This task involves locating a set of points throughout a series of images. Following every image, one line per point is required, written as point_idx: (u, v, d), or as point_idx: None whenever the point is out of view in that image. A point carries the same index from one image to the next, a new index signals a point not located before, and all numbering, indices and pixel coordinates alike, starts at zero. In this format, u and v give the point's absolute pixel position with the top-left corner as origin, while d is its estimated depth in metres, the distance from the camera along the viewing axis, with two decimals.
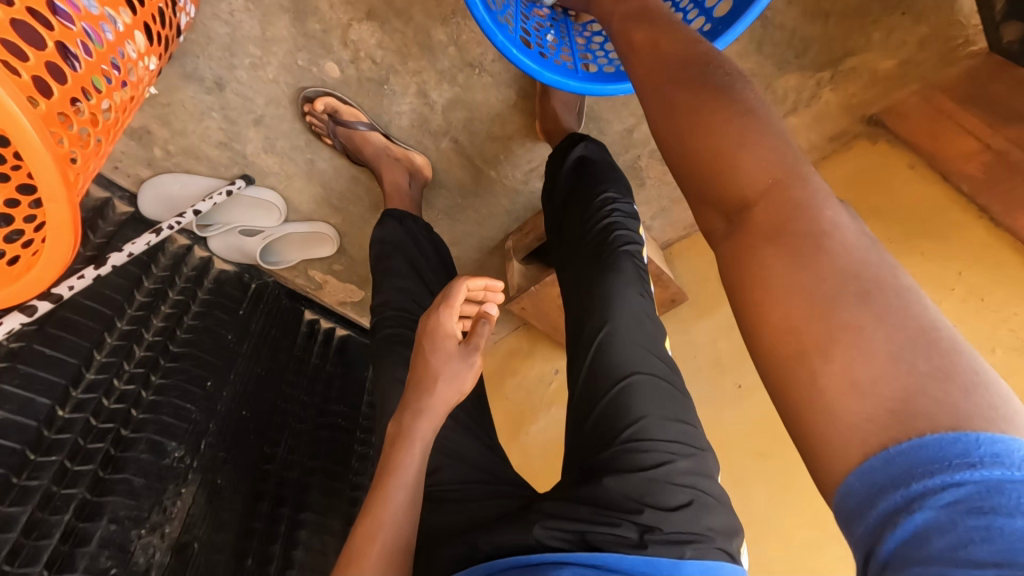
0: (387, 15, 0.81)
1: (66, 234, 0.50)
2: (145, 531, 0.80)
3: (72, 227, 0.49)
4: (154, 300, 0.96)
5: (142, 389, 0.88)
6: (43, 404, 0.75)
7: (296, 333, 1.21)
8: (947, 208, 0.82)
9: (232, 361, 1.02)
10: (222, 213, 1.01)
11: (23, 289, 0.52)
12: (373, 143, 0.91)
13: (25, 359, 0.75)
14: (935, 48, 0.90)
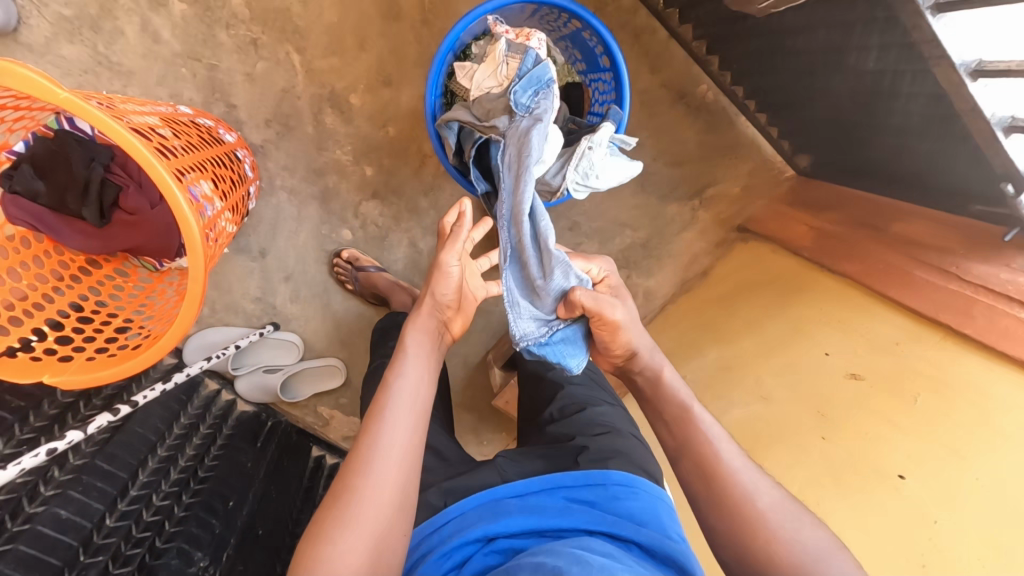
0: (386, 194, 1.18)
1: (193, 309, 0.71)
2: None
3: (201, 301, 0.70)
4: (186, 433, 1.12)
5: (175, 505, 0.98)
6: (98, 508, 0.87)
7: (303, 463, 1.29)
8: (803, 269, 1.13)
9: (252, 483, 1.13)
10: (252, 355, 1.23)
11: (131, 366, 0.71)
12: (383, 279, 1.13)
13: (88, 470, 0.89)
14: (759, 177, 1.33)
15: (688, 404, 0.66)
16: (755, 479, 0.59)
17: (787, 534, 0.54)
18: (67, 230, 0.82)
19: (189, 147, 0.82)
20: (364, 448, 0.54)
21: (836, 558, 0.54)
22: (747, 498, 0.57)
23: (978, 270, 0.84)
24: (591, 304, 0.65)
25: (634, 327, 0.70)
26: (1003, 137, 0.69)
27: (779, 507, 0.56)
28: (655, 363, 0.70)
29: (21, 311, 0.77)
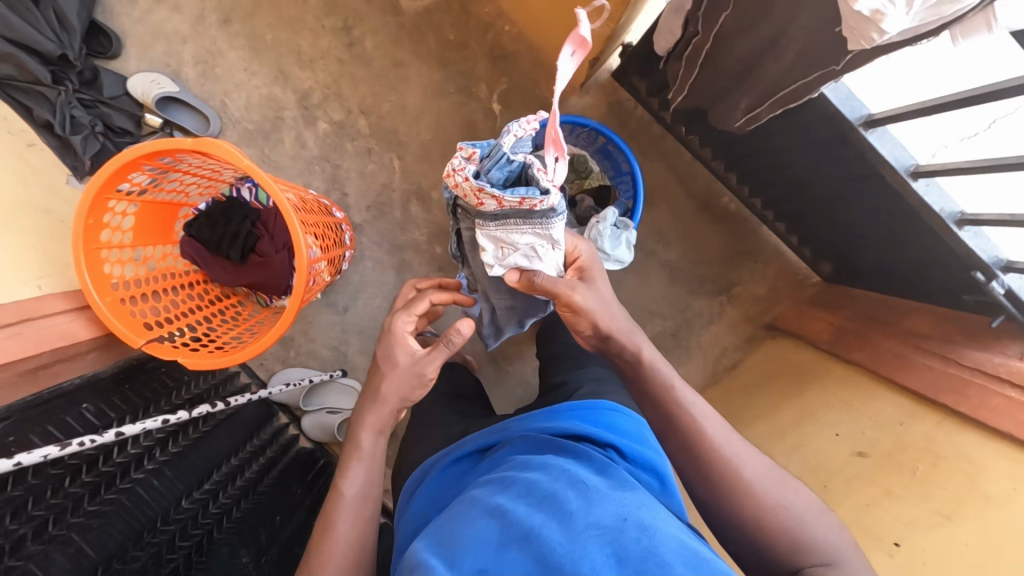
0: (449, 269, 1.45)
1: (285, 324, 0.95)
2: None
3: (292, 317, 0.94)
4: (255, 453, 1.30)
5: (234, 507, 1.14)
6: (178, 490, 1.04)
7: None
8: (822, 360, 1.19)
9: (296, 509, 1.27)
10: (320, 396, 1.43)
11: (233, 357, 0.93)
12: (435, 340, 1.34)
13: (179, 458, 1.09)
14: (784, 280, 1.45)
15: (672, 385, 0.67)
16: (744, 451, 0.62)
17: (773, 504, 0.58)
18: (214, 266, 1.12)
19: (309, 212, 1.12)
20: (333, 504, 0.69)
21: (822, 523, 0.58)
22: (733, 466, 0.60)
23: (975, 355, 0.90)
24: (552, 288, 0.69)
25: (602, 300, 0.71)
26: (958, 229, 0.81)
27: (766, 480, 0.60)
28: (632, 340, 0.70)
29: (172, 315, 1.05)
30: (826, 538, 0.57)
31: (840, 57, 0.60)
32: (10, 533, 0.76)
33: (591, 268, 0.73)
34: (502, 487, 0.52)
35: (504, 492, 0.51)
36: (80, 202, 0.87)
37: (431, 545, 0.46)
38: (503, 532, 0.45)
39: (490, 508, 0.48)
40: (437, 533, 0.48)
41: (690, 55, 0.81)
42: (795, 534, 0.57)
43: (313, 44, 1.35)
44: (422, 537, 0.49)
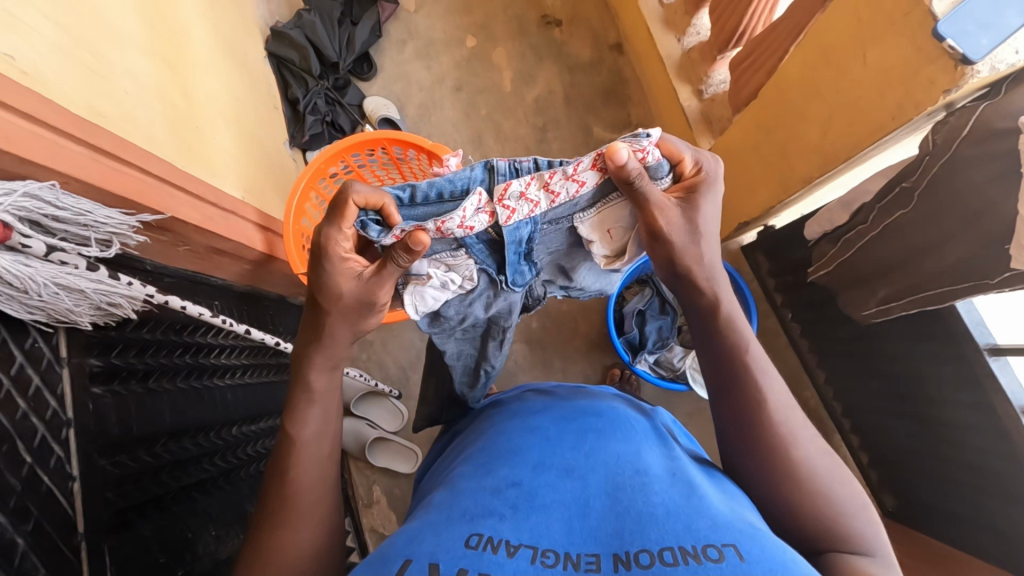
0: (535, 345, 1.52)
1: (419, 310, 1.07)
2: (209, 537, 0.89)
3: None
4: None
5: (260, 460, 1.12)
6: (234, 415, 1.05)
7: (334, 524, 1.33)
8: None
9: None
10: (368, 405, 1.45)
11: None
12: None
13: (246, 388, 1.12)
14: None
15: (743, 340, 0.61)
16: (801, 426, 0.57)
17: (824, 484, 0.54)
18: None
19: None
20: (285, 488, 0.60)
21: (864, 514, 0.54)
22: (789, 442, 0.56)
23: None
24: (657, 205, 0.56)
25: (708, 223, 0.60)
26: None
27: (818, 458, 0.55)
28: (709, 266, 0.62)
29: None
30: (863, 529, 0.53)
31: (994, 272, 0.72)
32: (129, 363, 0.81)
33: (705, 181, 0.58)
34: (561, 425, 0.57)
35: (536, 422, 0.59)
36: (322, 152, 1.11)
37: (489, 461, 0.51)
38: (552, 468, 0.49)
39: (542, 445, 0.53)
40: (495, 452, 0.53)
41: (847, 240, 0.95)
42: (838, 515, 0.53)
43: (512, 129, 1.63)
44: (475, 457, 0.55)
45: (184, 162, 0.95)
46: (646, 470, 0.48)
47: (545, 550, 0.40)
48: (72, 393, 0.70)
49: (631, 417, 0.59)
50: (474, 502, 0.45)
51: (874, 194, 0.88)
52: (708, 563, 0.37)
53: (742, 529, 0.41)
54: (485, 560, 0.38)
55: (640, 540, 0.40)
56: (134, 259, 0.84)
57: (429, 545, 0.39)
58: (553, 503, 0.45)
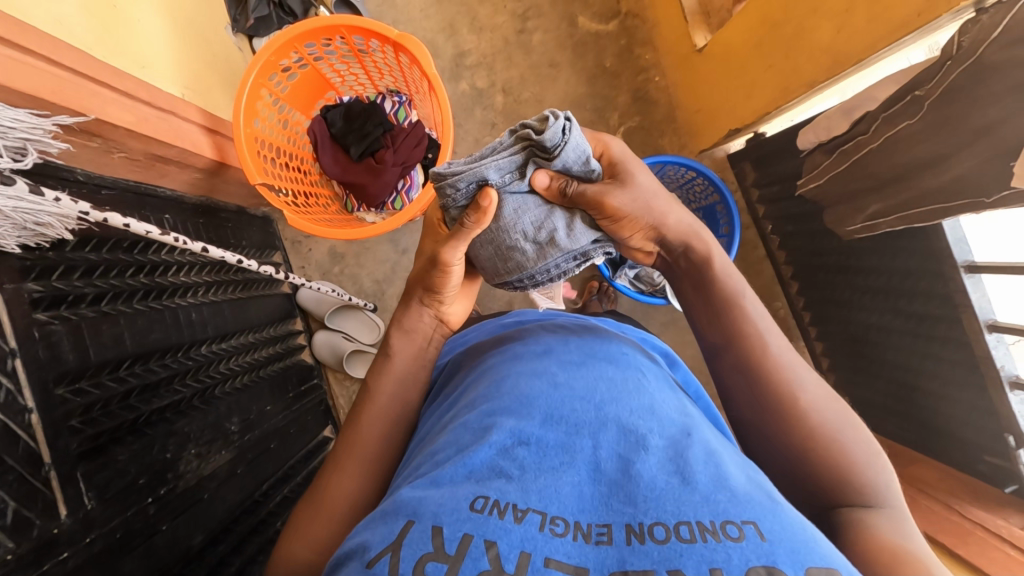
0: None
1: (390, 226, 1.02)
2: (192, 453, 0.88)
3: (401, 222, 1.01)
4: (267, 342, 1.27)
5: (240, 375, 1.10)
6: (203, 334, 1.01)
7: (318, 433, 1.34)
8: None
9: (285, 416, 1.20)
10: (343, 319, 1.42)
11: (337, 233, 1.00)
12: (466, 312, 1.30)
13: (212, 306, 1.06)
14: None
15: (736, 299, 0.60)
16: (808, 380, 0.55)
17: (837, 441, 0.52)
18: (327, 152, 1.18)
19: (421, 140, 1.19)
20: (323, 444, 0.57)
21: (876, 463, 0.52)
22: (795, 389, 0.54)
23: (978, 512, 0.94)
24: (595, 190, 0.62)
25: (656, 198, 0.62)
26: (1010, 390, 0.90)
27: (830, 408, 0.54)
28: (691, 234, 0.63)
29: (286, 174, 1.09)
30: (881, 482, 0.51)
31: (994, 190, 0.70)
32: (75, 287, 0.75)
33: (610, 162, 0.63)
34: (569, 374, 0.57)
35: (551, 369, 0.58)
36: (272, 41, 0.96)
37: (497, 411, 0.52)
38: (562, 426, 0.49)
39: (551, 398, 0.53)
40: (501, 401, 0.54)
41: (844, 150, 0.91)
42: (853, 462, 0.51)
43: (489, 17, 1.45)
44: (482, 406, 0.54)
45: (105, 54, 0.81)
46: (660, 432, 0.48)
47: (554, 516, 0.40)
48: (12, 321, 0.64)
49: (642, 367, 0.60)
50: (479, 463, 0.45)
51: (881, 102, 0.82)
52: (728, 541, 0.37)
53: (762, 503, 0.40)
54: (491, 525, 0.38)
55: (655, 511, 0.40)
56: (63, 169, 0.75)
57: (432, 507, 0.40)
58: (562, 464, 0.45)
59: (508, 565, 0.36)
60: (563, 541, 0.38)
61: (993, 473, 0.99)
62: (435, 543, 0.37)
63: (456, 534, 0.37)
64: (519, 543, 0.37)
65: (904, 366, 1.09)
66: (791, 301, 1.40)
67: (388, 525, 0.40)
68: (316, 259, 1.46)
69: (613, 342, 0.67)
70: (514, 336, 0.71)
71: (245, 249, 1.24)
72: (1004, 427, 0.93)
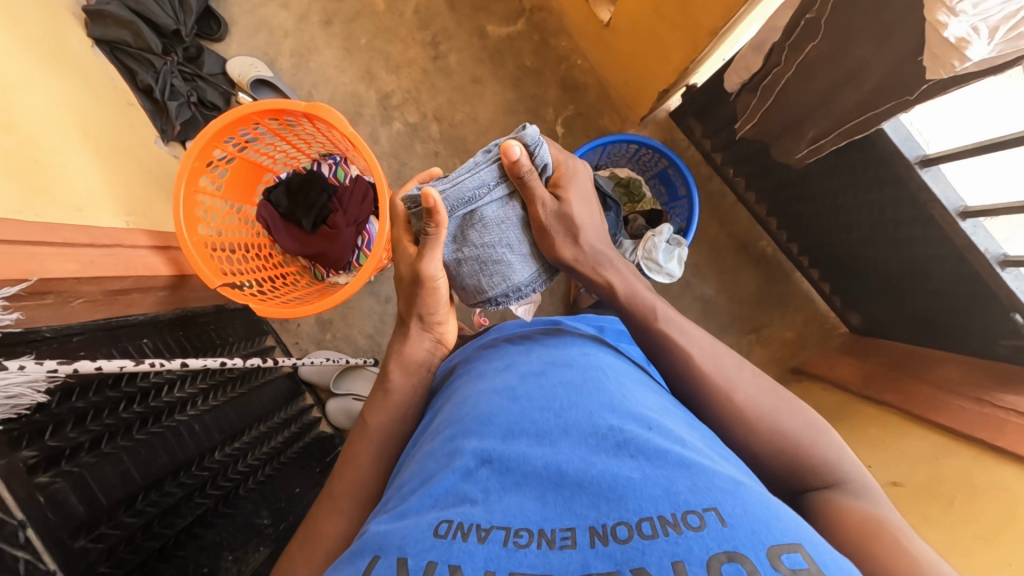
0: None
1: (356, 287, 1.03)
2: (229, 559, 0.91)
3: (365, 280, 1.02)
4: (279, 426, 1.28)
5: (260, 467, 1.12)
6: (214, 440, 1.04)
7: None
8: (852, 402, 1.18)
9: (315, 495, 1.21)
10: (348, 381, 1.44)
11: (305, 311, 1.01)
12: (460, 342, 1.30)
13: (214, 412, 1.08)
14: (813, 327, 1.41)
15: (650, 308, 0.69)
16: (766, 395, 0.60)
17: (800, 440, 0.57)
18: (282, 232, 1.19)
19: (367, 193, 1.20)
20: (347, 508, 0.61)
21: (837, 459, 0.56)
22: (728, 391, 0.60)
23: (1008, 397, 0.92)
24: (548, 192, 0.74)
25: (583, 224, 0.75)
26: (1001, 270, 0.88)
27: (766, 401, 0.59)
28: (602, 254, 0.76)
29: (246, 266, 1.11)
30: (836, 457, 0.56)
31: (913, 87, 0.68)
32: (70, 439, 0.77)
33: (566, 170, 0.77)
34: (529, 381, 0.58)
35: (511, 380, 0.60)
36: (191, 146, 0.97)
37: (458, 432, 0.53)
38: (523, 436, 0.50)
39: (512, 411, 0.53)
40: (463, 422, 0.54)
41: (766, 86, 0.89)
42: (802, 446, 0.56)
43: (401, 53, 1.46)
44: (447, 428, 0.56)
45: (35, 213, 0.83)
46: (620, 425, 0.49)
47: (518, 529, 0.41)
48: (14, 492, 0.66)
49: (601, 363, 0.62)
50: (442, 489, 0.46)
51: (781, 31, 0.80)
52: (689, 532, 0.38)
53: (724, 488, 0.41)
54: (455, 550, 0.39)
55: (618, 511, 0.41)
56: (26, 331, 0.72)
57: (396, 541, 0.41)
58: (527, 478, 0.46)
59: None
60: (527, 552, 0.39)
61: (1016, 352, 0.96)
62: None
63: (420, 563, 0.38)
64: (484, 563, 0.38)
65: (898, 272, 1.07)
66: (773, 236, 1.38)
67: (353, 566, 0.41)
68: (306, 331, 1.49)
69: (573, 343, 0.68)
70: (480, 357, 0.72)
71: (234, 346, 1.25)
72: (1009, 307, 0.91)
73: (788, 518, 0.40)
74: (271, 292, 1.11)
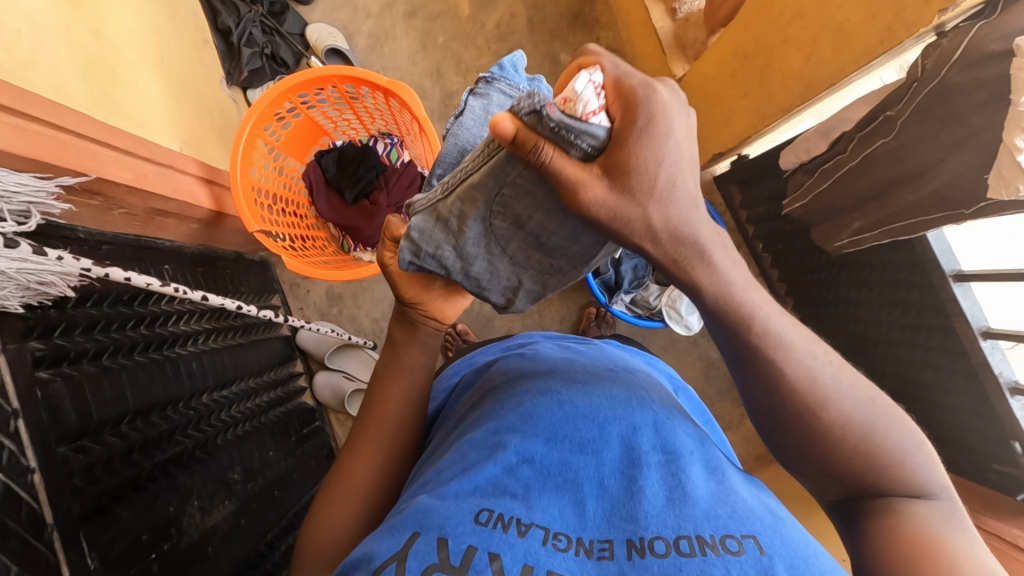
0: None
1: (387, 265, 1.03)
2: (196, 507, 0.87)
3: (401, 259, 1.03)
4: (268, 385, 1.26)
5: (242, 422, 1.09)
6: (207, 382, 1.02)
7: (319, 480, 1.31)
8: None
9: (287, 467, 1.17)
10: (343, 359, 1.43)
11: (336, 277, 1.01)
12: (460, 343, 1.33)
13: (212, 354, 1.06)
14: None
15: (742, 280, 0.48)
16: (863, 398, 0.47)
17: (888, 454, 0.47)
18: (322, 196, 1.20)
19: (414, 180, 1.21)
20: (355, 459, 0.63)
21: (921, 460, 0.48)
22: (819, 407, 0.47)
23: (991, 522, 0.93)
24: (570, 180, 0.42)
25: (675, 174, 0.41)
26: (1010, 396, 0.90)
27: (863, 410, 0.47)
28: (696, 235, 0.44)
29: (282, 220, 1.11)
30: (915, 467, 0.47)
31: (972, 202, 0.72)
32: (76, 343, 0.76)
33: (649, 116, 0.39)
34: (574, 390, 0.59)
35: (557, 389, 0.60)
36: (267, 93, 0.99)
37: (501, 427, 0.54)
38: (567, 443, 0.51)
39: (556, 416, 0.54)
40: (505, 417, 0.56)
41: (825, 170, 0.93)
42: (884, 463, 0.47)
43: (474, 60, 1.51)
44: (488, 422, 0.56)
45: (101, 114, 0.83)
46: (663, 445, 0.50)
47: (557, 532, 0.43)
48: (14, 381, 0.64)
49: (643, 384, 0.62)
50: (484, 481, 0.47)
51: (855, 123, 0.85)
52: (727, 555, 0.39)
53: (763, 520, 0.43)
54: (495, 538, 0.41)
55: (654, 526, 0.42)
56: (65, 227, 0.76)
57: (440, 520, 0.43)
58: (567, 481, 0.47)
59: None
60: (565, 556, 0.41)
61: (1004, 480, 0.98)
62: (441, 555, 0.41)
63: (461, 547, 0.41)
64: (523, 557, 0.40)
65: (903, 376, 1.09)
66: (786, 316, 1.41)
67: (395, 535, 0.44)
68: (314, 300, 1.48)
69: (616, 360, 0.70)
70: (523, 354, 0.73)
71: (246, 296, 1.25)
72: (1009, 435, 0.93)
73: (827, 561, 0.42)
74: (301, 250, 1.11)
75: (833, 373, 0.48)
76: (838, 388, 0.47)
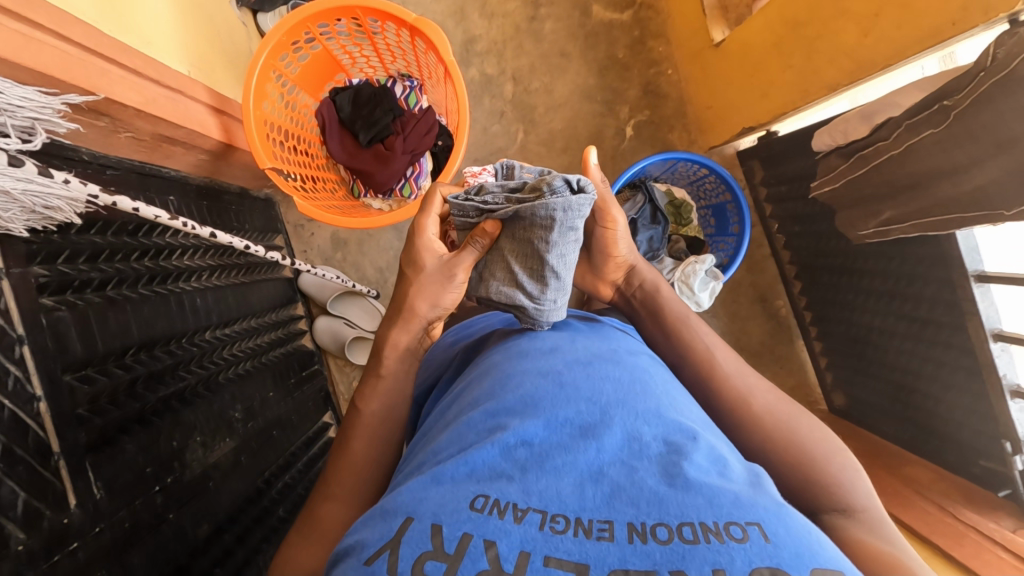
0: None
1: (400, 217, 1.00)
2: (197, 443, 0.87)
3: (415, 212, 0.99)
4: (269, 326, 1.25)
5: (243, 360, 1.08)
6: (209, 321, 1.00)
7: (318, 423, 1.32)
8: None
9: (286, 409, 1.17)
10: (345, 305, 1.41)
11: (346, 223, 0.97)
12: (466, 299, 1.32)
13: (215, 292, 1.04)
14: (798, 395, 1.43)
15: (684, 315, 0.78)
16: (786, 409, 0.64)
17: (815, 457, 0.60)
18: (335, 137, 1.15)
19: (434, 127, 1.15)
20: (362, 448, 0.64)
21: (850, 474, 0.59)
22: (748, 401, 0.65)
23: (969, 512, 0.95)
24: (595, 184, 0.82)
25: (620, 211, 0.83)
26: (1010, 398, 0.92)
27: (785, 412, 0.64)
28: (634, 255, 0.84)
29: (293, 158, 1.06)
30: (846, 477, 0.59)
31: (1013, 204, 0.70)
32: (80, 271, 0.73)
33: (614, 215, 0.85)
34: (575, 373, 0.58)
35: (557, 372, 0.59)
36: (285, 20, 0.93)
37: (500, 411, 0.53)
38: (567, 428, 0.50)
39: (555, 397, 0.54)
40: (505, 399, 0.55)
41: (863, 155, 0.90)
42: (815, 461, 0.59)
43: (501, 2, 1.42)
44: (486, 403, 0.56)
45: (108, 27, 0.77)
46: (664, 435, 0.49)
47: (555, 514, 0.41)
48: (18, 307, 0.63)
49: (646, 370, 0.61)
50: (481, 462, 0.46)
51: (905, 109, 0.82)
52: (732, 542, 0.38)
53: (766, 509, 0.41)
54: (492, 525, 0.39)
55: (659, 512, 0.40)
56: (68, 148, 0.73)
57: (433, 506, 0.41)
58: (565, 466, 0.45)
59: (507, 565, 0.37)
60: (564, 538, 0.39)
61: (987, 475, 1.00)
62: (435, 542, 0.38)
63: (455, 534, 0.38)
64: (519, 542, 0.38)
65: (904, 368, 1.10)
66: (791, 299, 1.41)
67: (387, 523, 0.41)
68: (318, 243, 1.45)
69: (619, 342, 0.69)
70: (526, 332, 0.71)
71: (250, 234, 1.21)
72: (1001, 433, 0.95)
73: (830, 553, 0.39)
74: (311, 192, 1.07)
75: (758, 391, 0.66)
76: (763, 397, 0.65)
